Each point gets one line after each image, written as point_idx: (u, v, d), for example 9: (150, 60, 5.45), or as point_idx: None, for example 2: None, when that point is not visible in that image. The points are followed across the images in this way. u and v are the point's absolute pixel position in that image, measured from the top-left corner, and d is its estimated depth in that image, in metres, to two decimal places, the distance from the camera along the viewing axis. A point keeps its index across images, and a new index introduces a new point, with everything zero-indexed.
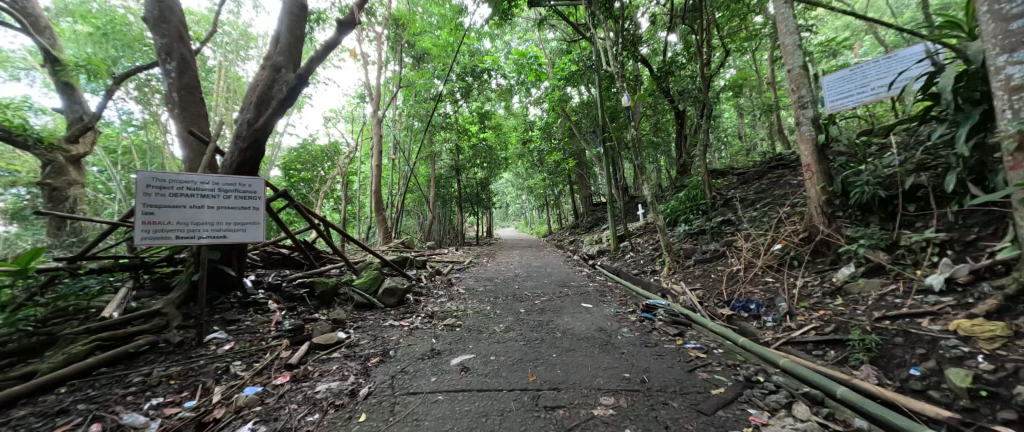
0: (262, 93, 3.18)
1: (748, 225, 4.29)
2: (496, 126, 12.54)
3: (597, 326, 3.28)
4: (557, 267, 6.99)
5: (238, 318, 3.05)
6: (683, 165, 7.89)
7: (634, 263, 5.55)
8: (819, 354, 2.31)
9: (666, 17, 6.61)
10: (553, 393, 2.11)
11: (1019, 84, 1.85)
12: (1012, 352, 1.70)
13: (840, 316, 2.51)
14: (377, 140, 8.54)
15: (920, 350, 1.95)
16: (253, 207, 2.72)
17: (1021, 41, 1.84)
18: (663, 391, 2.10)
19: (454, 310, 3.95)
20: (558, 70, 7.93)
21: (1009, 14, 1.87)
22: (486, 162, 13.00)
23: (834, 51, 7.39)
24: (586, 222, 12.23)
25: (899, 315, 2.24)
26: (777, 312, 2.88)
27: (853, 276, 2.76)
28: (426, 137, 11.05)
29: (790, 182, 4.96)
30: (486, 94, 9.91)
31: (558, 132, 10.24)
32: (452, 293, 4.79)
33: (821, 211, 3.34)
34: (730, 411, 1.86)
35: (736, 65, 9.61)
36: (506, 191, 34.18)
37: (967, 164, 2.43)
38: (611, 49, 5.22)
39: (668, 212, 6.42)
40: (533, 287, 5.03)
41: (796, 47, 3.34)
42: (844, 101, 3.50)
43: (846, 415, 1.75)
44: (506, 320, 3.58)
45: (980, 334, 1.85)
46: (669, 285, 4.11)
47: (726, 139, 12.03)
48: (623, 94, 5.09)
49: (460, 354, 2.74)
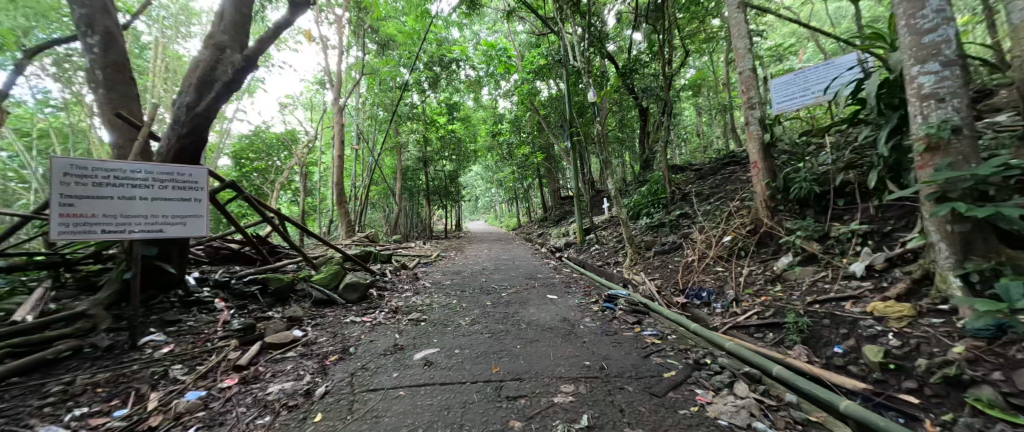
0: (203, 74, 2.89)
1: (702, 218, 4.54)
2: (464, 117, 12.30)
3: (561, 317, 3.36)
4: (525, 260, 7.05)
5: (179, 318, 2.81)
6: (647, 160, 8.10)
7: (599, 255, 5.71)
8: (760, 336, 2.53)
9: (632, 16, 6.75)
10: (515, 383, 2.16)
11: (930, 92, 2.09)
12: (915, 330, 1.96)
13: (778, 301, 2.74)
14: (337, 129, 8.06)
15: (843, 330, 2.19)
16: (196, 198, 2.53)
17: (931, 53, 2.08)
18: (621, 376, 2.21)
19: (420, 304, 3.88)
20: (528, 63, 7.77)
21: (922, 28, 2.11)
22: (455, 154, 12.78)
23: (781, 56, 7.89)
24: (553, 215, 12.40)
25: (828, 298, 2.48)
26: (725, 299, 3.11)
27: (791, 264, 3.01)
28: (391, 128, 10.68)
29: (741, 177, 5.28)
30: (455, 85, 9.66)
31: (527, 125, 10.08)
32: (418, 287, 4.69)
33: (766, 206, 3.56)
34: (679, 392, 2.00)
35: (696, 66, 9.98)
36: (476, 185, 33.61)
37: (887, 163, 2.71)
38: (578, 43, 5.25)
39: (631, 206, 6.63)
40: (500, 280, 5.06)
41: (747, 50, 3.56)
42: (789, 103, 3.78)
43: (779, 391, 1.95)
44: (472, 313, 3.56)
45: (891, 314, 2.11)
46: (630, 275, 4.28)
47: (685, 136, 12.59)
48: (589, 89, 5.19)
49: (424, 349, 2.70)
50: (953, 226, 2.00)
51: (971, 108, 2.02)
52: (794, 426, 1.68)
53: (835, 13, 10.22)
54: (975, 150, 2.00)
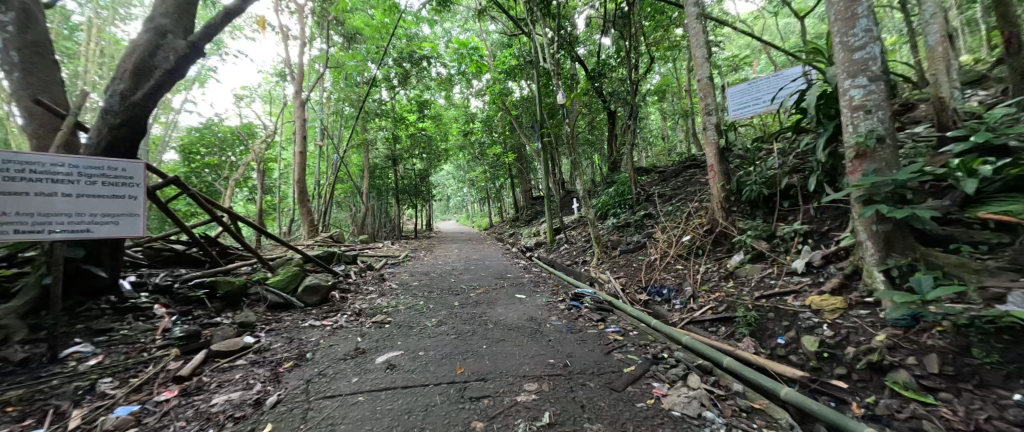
0: (140, 61, 2.65)
1: (664, 218, 4.74)
2: (436, 115, 12.11)
3: (528, 316, 3.38)
4: (495, 260, 7.04)
5: (111, 327, 2.56)
6: (614, 162, 8.33)
7: (568, 254, 5.81)
8: (714, 330, 2.68)
9: (601, 21, 6.94)
10: (479, 383, 2.15)
11: (859, 104, 2.30)
12: (845, 320, 2.15)
13: (730, 296, 2.92)
14: (299, 124, 7.67)
15: (785, 322, 2.37)
16: (131, 196, 2.33)
17: (860, 69, 2.28)
18: (583, 373, 2.26)
19: (385, 306, 3.78)
20: (499, 63, 7.77)
21: (853, 45, 2.31)
22: (426, 153, 12.55)
23: (737, 66, 8.39)
24: (525, 215, 12.48)
25: (773, 293, 2.67)
26: (683, 295, 3.26)
27: (742, 262, 3.20)
28: (358, 124, 10.31)
29: (700, 179, 5.56)
30: (425, 82, 9.48)
31: (498, 125, 10.08)
32: (384, 288, 4.56)
33: (721, 207, 3.76)
34: (637, 386, 2.07)
35: (662, 72, 10.40)
36: (448, 185, 33.18)
37: (824, 167, 2.94)
38: (548, 45, 5.31)
39: (599, 206, 6.80)
40: (469, 280, 5.03)
41: (705, 59, 3.75)
42: (743, 110, 4.02)
43: (727, 381, 2.07)
44: (439, 314, 3.51)
45: (826, 307, 2.29)
46: (597, 274, 4.39)
47: (651, 139, 13.11)
48: (559, 91, 5.26)
49: (387, 352, 2.63)
50: (878, 226, 2.21)
51: (893, 119, 2.24)
52: (739, 413, 1.80)
53: (785, 29, 11.02)
54: (895, 157, 2.22)
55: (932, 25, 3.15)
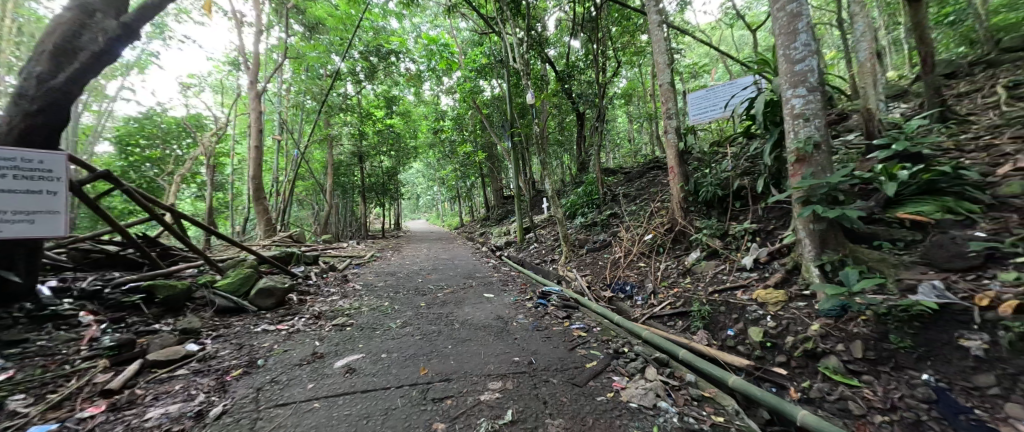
0: (62, 41, 2.38)
1: (628, 217, 4.91)
2: (404, 112, 11.84)
3: (495, 315, 3.39)
4: (464, 259, 6.99)
5: (25, 338, 2.28)
6: (583, 163, 8.52)
7: (537, 253, 5.87)
8: (671, 324, 2.81)
9: (570, 24, 7.06)
10: (442, 384, 2.12)
11: (799, 112, 2.49)
12: (786, 312, 2.33)
13: (687, 291, 3.07)
14: (255, 117, 7.22)
15: (734, 315, 2.53)
16: (50, 191, 2.10)
17: (800, 80, 2.48)
18: (547, 370, 2.29)
19: (347, 308, 3.64)
20: (470, 61, 7.70)
21: (794, 58, 2.50)
22: (394, 150, 12.21)
23: (697, 73, 8.85)
24: (496, 214, 12.47)
25: (724, 288, 2.84)
26: (644, 292, 3.40)
27: (698, 259, 3.38)
28: (321, 118, 9.86)
29: (662, 180, 5.80)
30: (393, 77, 9.23)
31: (469, 124, 10.00)
32: (346, 290, 4.40)
33: (680, 207, 3.94)
34: (598, 381, 2.13)
35: (628, 76, 10.76)
36: (419, 183, 32.48)
37: (771, 170, 3.17)
38: (517, 45, 5.32)
39: (568, 206, 6.93)
40: (436, 280, 4.95)
41: (665, 66, 3.91)
42: (702, 116, 4.24)
43: (682, 372, 2.18)
44: (404, 315, 3.44)
45: (770, 300, 2.47)
46: (564, 272, 4.47)
47: (618, 141, 13.53)
48: (528, 91, 5.29)
49: (347, 355, 2.54)
50: (814, 225, 2.41)
51: (827, 127, 2.45)
52: (691, 402, 1.90)
53: (740, 41, 11.76)
54: (828, 162, 2.43)
55: (862, 42, 3.47)
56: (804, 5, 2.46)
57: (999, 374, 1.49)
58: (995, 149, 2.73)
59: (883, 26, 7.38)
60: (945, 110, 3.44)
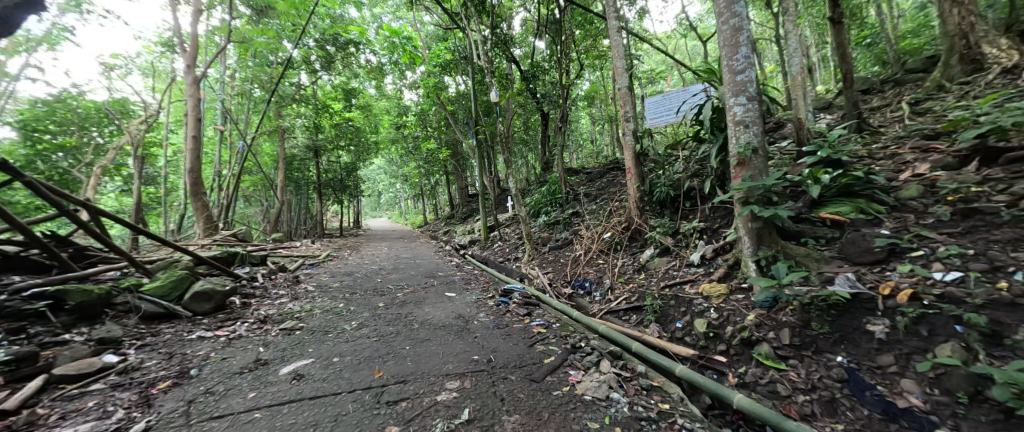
0: None
1: (589, 216, 5.06)
2: (365, 105, 11.36)
3: (456, 314, 3.35)
4: (427, 258, 6.84)
5: None
6: (547, 162, 8.65)
7: (501, 251, 5.89)
8: (627, 319, 2.94)
9: (535, 24, 7.14)
10: (398, 386, 2.06)
11: (740, 119, 2.69)
12: (727, 304, 2.51)
13: (640, 286, 3.22)
14: (193, 104, 6.58)
15: (683, 308, 2.69)
16: None
17: (741, 89, 2.67)
18: (505, 367, 2.30)
19: (297, 311, 3.44)
20: (433, 56, 7.53)
21: (736, 68, 2.69)
22: (354, 145, 11.68)
23: (654, 79, 9.30)
24: (460, 213, 12.34)
25: (674, 283, 3.01)
26: (602, 287, 3.52)
27: (652, 256, 3.56)
28: (271, 109, 9.20)
29: (621, 180, 6.04)
30: (353, 69, 8.81)
31: (433, 120, 9.80)
32: (298, 291, 4.15)
33: (636, 206, 4.13)
34: (555, 375, 2.18)
35: (591, 79, 11.09)
36: (381, 179, 31.31)
37: (717, 173, 3.39)
38: (482, 43, 5.28)
39: (532, 205, 7.02)
40: (396, 280, 4.80)
41: (624, 70, 4.07)
42: (658, 119, 4.46)
43: (634, 364, 2.29)
44: (360, 316, 3.30)
45: (714, 293, 2.65)
46: (527, 270, 4.52)
47: (581, 142, 13.90)
48: (492, 89, 5.27)
49: (294, 361, 2.39)
50: (752, 223, 2.61)
51: (764, 134, 2.67)
52: (641, 392, 1.99)
53: (693, 51, 12.51)
54: (765, 166, 2.65)
55: (795, 57, 3.82)
56: (745, 20, 2.65)
57: (896, 354, 1.72)
58: (899, 157, 3.13)
59: (814, 44, 8.19)
60: (861, 121, 3.88)
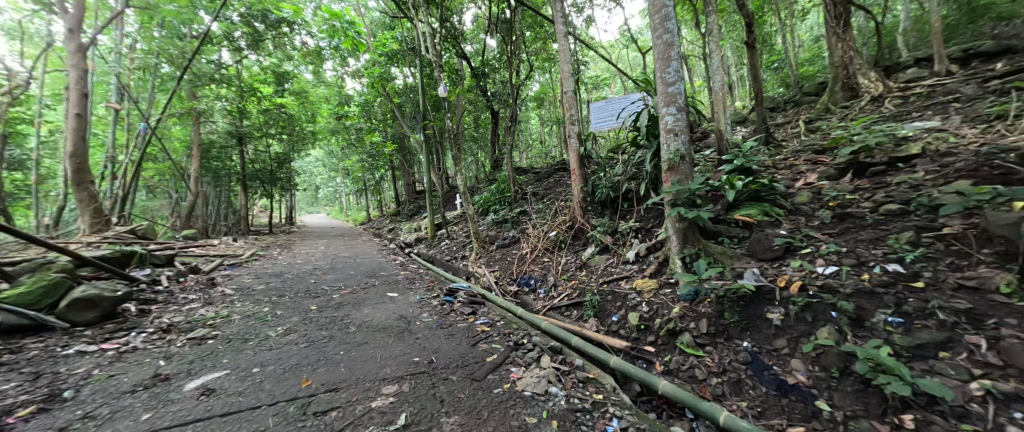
0: None
1: (536, 215, 5.18)
2: (300, 91, 10.44)
3: (398, 315, 3.22)
4: (369, 257, 6.50)
5: None
6: (497, 161, 8.68)
7: (448, 250, 5.79)
8: (568, 314, 3.06)
9: (486, 22, 7.11)
10: (327, 395, 1.92)
11: (671, 127, 2.93)
12: (656, 297, 2.73)
13: (581, 283, 3.37)
14: (76, 76, 5.51)
15: (618, 303, 2.86)
16: None
17: (672, 100, 2.90)
18: (447, 367, 2.26)
19: (212, 317, 3.05)
20: (378, 44, 7.16)
21: (668, 80, 2.92)
22: (287, 134, 10.69)
23: (599, 86, 9.79)
24: (407, 210, 11.93)
25: (612, 279, 3.20)
26: (546, 285, 3.63)
27: (592, 254, 3.74)
28: (184, 88, 8.05)
29: (566, 181, 6.26)
30: (286, 50, 8.03)
31: (378, 112, 9.32)
32: (213, 296, 3.68)
33: (580, 206, 4.31)
34: (497, 373, 2.19)
35: (541, 81, 11.36)
36: (320, 172, 29.02)
37: (651, 176, 3.65)
38: (430, 35, 5.12)
39: (481, 203, 7.00)
40: (333, 281, 4.49)
41: (569, 74, 4.21)
42: (602, 124, 4.72)
43: (572, 357, 2.39)
44: (289, 321, 3.03)
45: (645, 288, 2.86)
46: (474, 268, 4.50)
47: (530, 143, 14.19)
48: (440, 84, 5.15)
49: (203, 375, 2.11)
50: (679, 223, 2.85)
51: (690, 142, 2.93)
52: (577, 384, 2.08)
53: (634, 62, 13.40)
54: (690, 171, 2.91)
55: (717, 75, 4.26)
56: (675, 37, 2.88)
57: (788, 337, 1.99)
58: (795, 168, 3.64)
59: (734, 65, 9.23)
60: (768, 135, 4.44)
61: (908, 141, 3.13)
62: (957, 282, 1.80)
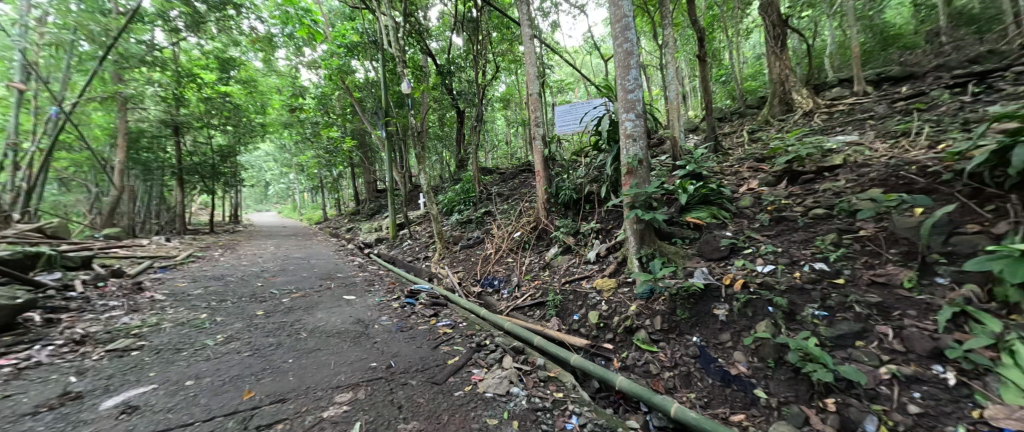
0: None
1: (501, 216, 5.19)
2: (248, 80, 9.68)
3: (355, 318, 3.08)
4: (325, 258, 6.16)
5: None
6: (462, 160, 8.60)
7: (410, 250, 5.64)
8: (531, 314, 3.10)
9: (452, 20, 7.02)
10: (273, 407, 1.79)
11: (630, 132, 3.06)
12: (615, 296, 2.83)
13: (544, 283, 3.42)
14: None
15: (579, 302, 2.94)
16: None
17: (631, 106, 3.04)
18: (406, 372, 2.19)
19: (138, 326, 2.73)
20: (337, 35, 6.82)
21: (627, 87, 3.04)
22: (233, 125, 9.86)
23: (563, 90, 10.03)
24: (367, 209, 11.46)
25: (573, 279, 3.28)
26: (510, 285, 3.65)
27: (556, 254, 3.82)
28: (107, 70, 7.16)
29: (531, 183, 6.34)
30: (232, 35, 7.41)
31: (337, 106, 8.88)
32: (141, 302, 3.30)
33: (544, 207, 4.37)
34: (458, 376, 2.16)
35: (507, 82, 11.42)
36: (270, 168, 27.07)
37: (612, 179, 3.79)
38: (393, 29, 4.96)
39: (445, 203, 6.90)
40: (283, 284, 4.20)
41: (535, 77, 4.26)
42: (566, 127, 4.83)
43: (534, 357, 2.41)
44: (231, 328, 2.79)
45: (605, 287, 2.96)
46: (437, 269, 4.42)
47: (496, 143, 14.21)
48: (404, 80, 5.00)
49: (124, 391, 1.87)
50: (636, 225, 2.98)
51: (647, 148, 3.08)
52: (538, 383, 2.11)
53: (597, 69, 13.87)
54: (647, 175, 3.06)
55: (672, 86, 4.52)
56: (635, 46, 3.01)
57: (732, 331, 2.15)
58: (740, 174, 3.95)
59: (687, 76, 9.85)
60: (716, 144, 4.79)
61: (832, 153, 3.51)
62: (870, 278, 2.04)
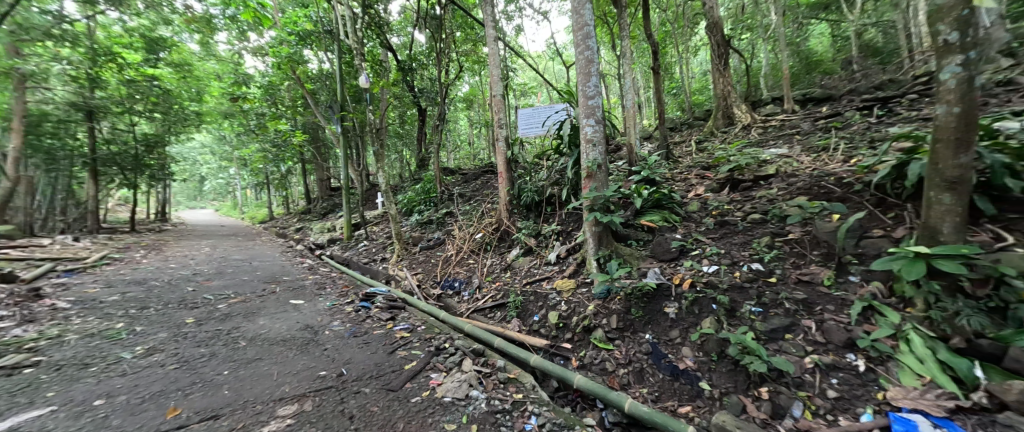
0: None
1: (462, 217, 5.13)
2: (181, 63, 8.71)
3: (303, 325, 2.88)
4: (269, 260, 5.70)
5: None
6: (423, 159, 8.39)
7: (366, 251, 5.39)
8: (492, 316, 3.08)
9: (415, 15, 6.84)
10: (204, 425, 1.61)
11: (590, 137, 3.16)
12: (574, 296, 2.91)
13: (506, 284, 3.43)
14: None
15: (540, 303, 2.99)
16: None
17: (592, 112, 3.14)
18: (359, 379, 2.08)
19: (33, 339, 2.34)
20: (288, 21, 6.36)
21: (588, 94, 3.15)
22: (161, 112, 8.81)
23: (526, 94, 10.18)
24: (319, 208, 10.78)
25: (534, 280, 3.32)
26: (471, 287, 3.61)
27: (517, 255, 3.84)
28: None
29: (493, 184, 6.35)
30: (161, 11, 6.62)
31: (286, 97, 8.27)
32: (37, 312, 2.82)
33: (506, 209, 4.39)
34: (415, 381, 2.09)
35: (471, 82, 11.35)
36: (206, 161, 24.54)
37: (572, 182, 3.90)
38: (351, 19, 4.72)
39: (405, 202, 6.68)
40: (220, 288, 3.82)
41: (499, 78, 4.27)
42: (529, 130, 4.91)
43: (494, 359, 2.40)
44: (155, 339, 2.48)
45: (565, 287, 3.03)
46: (395, 271, 4.26)
47: (458, 144, 14.04)
48: (361, 74, 4.78)
49: (10, 417, 1.59)
50: (595, 227, 3.08)
51: (606, 153, 3.21)
52: (498, 385, 2.10)
53: (559, 75, 14.22)
54: (605, 179, 3.19)
55: (629, 95, 4.76)
56: (595, 54, 3.13)
57: (681, 328, 2.29)
58: (688, 181, 4.24)
59: (642, 87, 10.42)
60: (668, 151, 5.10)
61: (767, 163, 3.89)
62: (797, 277, 2.28)
